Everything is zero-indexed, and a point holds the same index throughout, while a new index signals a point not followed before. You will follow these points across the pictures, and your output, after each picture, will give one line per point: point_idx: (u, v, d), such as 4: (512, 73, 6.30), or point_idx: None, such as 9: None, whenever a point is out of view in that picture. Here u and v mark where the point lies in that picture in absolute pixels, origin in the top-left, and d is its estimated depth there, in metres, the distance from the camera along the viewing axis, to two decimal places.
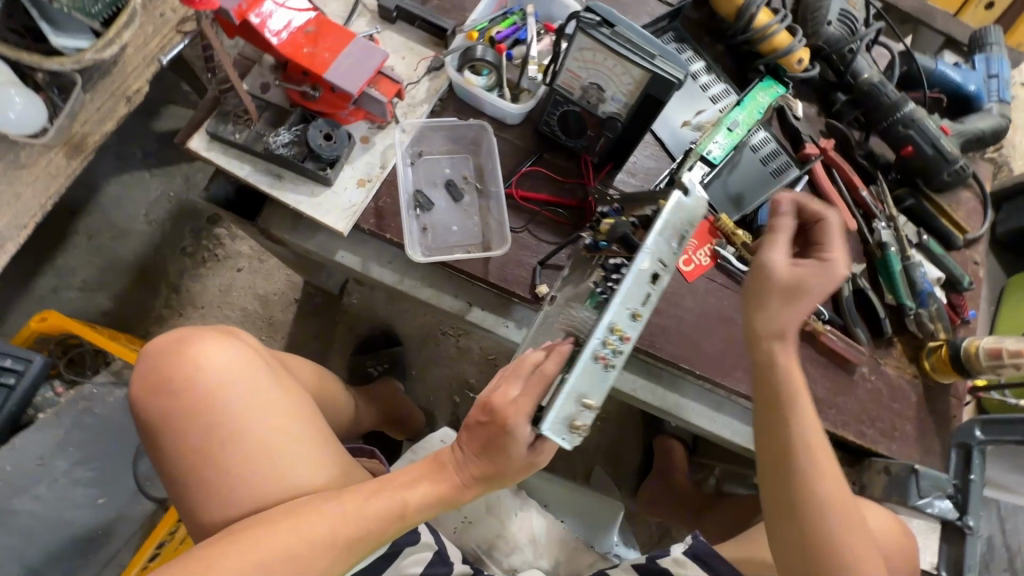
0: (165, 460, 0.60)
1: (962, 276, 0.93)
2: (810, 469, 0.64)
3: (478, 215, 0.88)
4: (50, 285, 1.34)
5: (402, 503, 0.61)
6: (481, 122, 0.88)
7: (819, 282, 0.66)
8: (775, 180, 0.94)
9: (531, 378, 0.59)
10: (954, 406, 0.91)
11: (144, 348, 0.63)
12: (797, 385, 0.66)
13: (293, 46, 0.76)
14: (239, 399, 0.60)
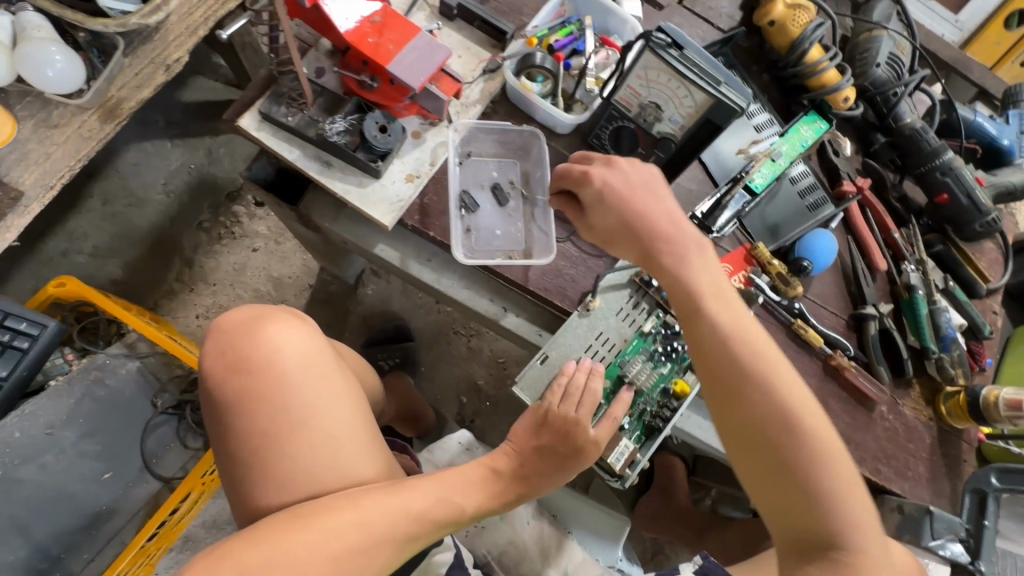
0: (231, 441, 0.62)
1: (983, 324, 0.96)
2: (747, 374, 0.65)
3: (523, 222, 0.88)
4: (60, 248, 1.31)
5: (457, 502, 0.65)
6: (533, 129, 0.88)
7: (630, 201, 0.70)
8: (811, 215, 0.95)
9: (605, 422, 0.74)
10: (965, 450, 0.93)
11: (221, 326, 0.66)
12: (708, 289, 0.69)
13: (358, 35, 0.75)
14: (308, 386, 0.63)
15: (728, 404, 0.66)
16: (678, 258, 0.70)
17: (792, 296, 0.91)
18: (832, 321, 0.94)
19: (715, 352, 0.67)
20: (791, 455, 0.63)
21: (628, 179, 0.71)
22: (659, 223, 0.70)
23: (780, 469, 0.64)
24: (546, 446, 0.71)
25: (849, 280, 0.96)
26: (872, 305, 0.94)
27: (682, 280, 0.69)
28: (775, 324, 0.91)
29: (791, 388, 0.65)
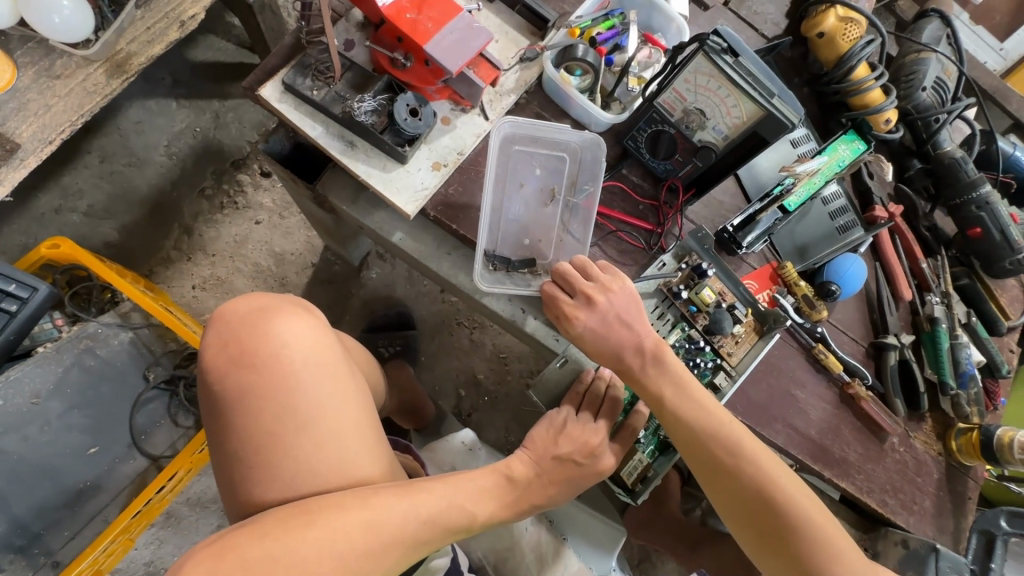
0: (227, 437, 0.54)
1: (1001, 363, 0.95)
2: (720, 451, 0.66)
3: (558, 231, 0.84)
4: (53, 204, 1.25)
5: (470, 509, 0.60)
6: (597, 137, 0.79)
7: (608, 336, 0.70)
8: (840, 237, 0.92)
9: (622, 434, 0.73)
10: (971, 488, 0.92)
11: (222, 308, 0.58)
12: (672, 376, 0.69)
13: (396, 9, 0.70)
14: (319, 382, 0.56)
15: (713, 480, 0.67)
16: (639, 381, 0.70)
17: (816, 319, 0.89)
18: (852, 348, 0.92)
19: (687, 434, 0.68)
20: (778, 522, 0.64)
21: (606, 321, 0.70)
22: (625, 359, 0.71)
23: (773, 539, 0.65)
24: (565, 454, 0.69)
25: (872, 307, 0.95)
26: (893, 335, 0.92)
27: (643, 385, 0.70)
28: (795, 346, 0.89)
29: (761, 459, 0.66)
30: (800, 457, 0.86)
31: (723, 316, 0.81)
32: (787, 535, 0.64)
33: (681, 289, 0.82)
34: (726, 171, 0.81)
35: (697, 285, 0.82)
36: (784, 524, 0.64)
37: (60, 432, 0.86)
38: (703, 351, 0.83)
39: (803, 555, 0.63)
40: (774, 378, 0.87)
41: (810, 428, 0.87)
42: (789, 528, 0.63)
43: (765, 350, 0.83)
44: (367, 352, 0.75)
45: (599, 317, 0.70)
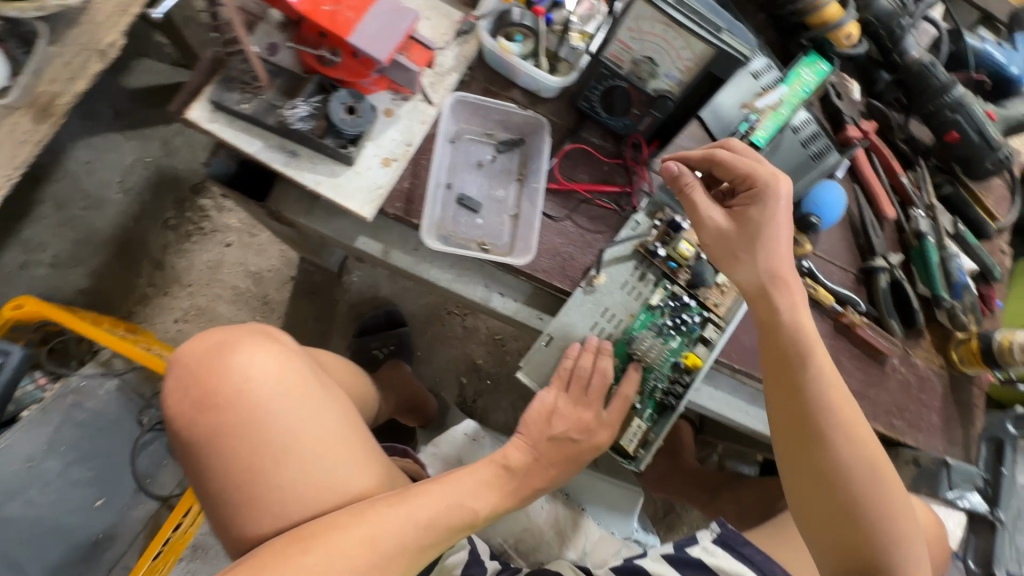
0: (209, 481, 0.53)
1: (994, 267, 0.93)
2: (830, 424, 0.64)
3: (511, 215, 0.81)
4: (17, 260, 1.21)
5: (470, 505, 0.59)
6: (538, 117, 0.81)
7: (774, 224, 0.66)
8: (816, 164, 0.88)
9: (616, 402, 0.72)
10: (977, 396, 0.92)
11: (178, 350, 0.56)
12: (806, 336, 0.66)
13: (312, 3, 0.66)
14: (292, 410, 0.54)
15: (813, 445, 0.64)
16: (793, 312, 0.67)
17: (801, 254, 0.87)
18: (841, 276, 0.91)
19: (796, 402, 0.65)
20: (860, 498, 0.62)
21: (786, 198, 0.67)
22: (783, 268, 0.67)
23: (845, 515, 0.63)
24: (562, 433, 0.69)
25: (857, 232, 0.92)
26: (881, 257, 0.90)
27: (799, 326, 0.66)
28: None
29: (866, 439, 0.64)
30: None
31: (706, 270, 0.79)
32: (861, 512, 0.62)
33: (657, 247, 0.79)
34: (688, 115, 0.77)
35: (673, 240, 0.79)
36: (862, 503, 0.62)
37: (63, 490, 0.85)
38: (689, 307, 0.79)
39: (866, 543, 0.62)
40: None
41: None
42: (866, 509, 0.62)
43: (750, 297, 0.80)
44: (351, 364, 0.76)
45: (785, 188, 0.66)
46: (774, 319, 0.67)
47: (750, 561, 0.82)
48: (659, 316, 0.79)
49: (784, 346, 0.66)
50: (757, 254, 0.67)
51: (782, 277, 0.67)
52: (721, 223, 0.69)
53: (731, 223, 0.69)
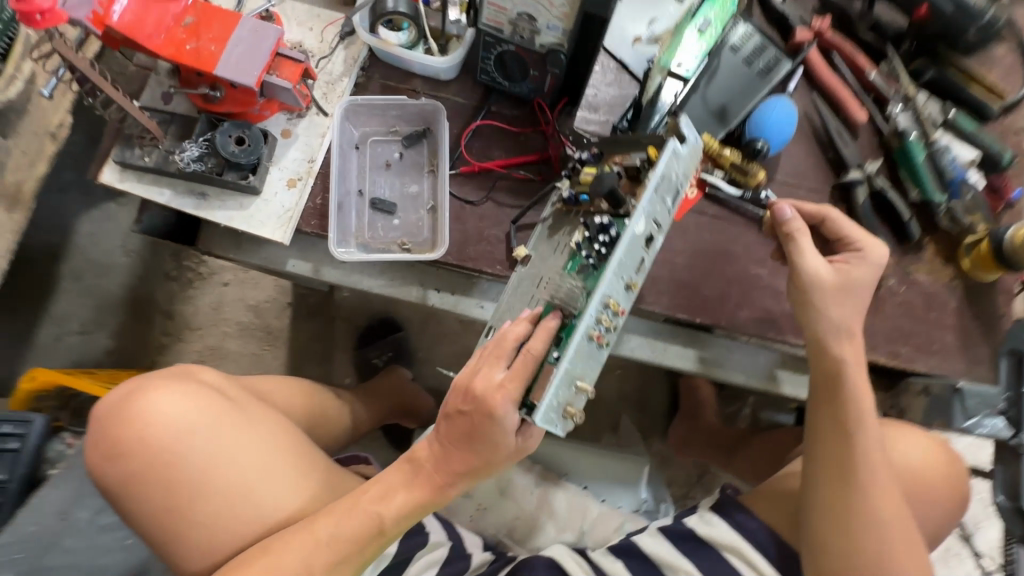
0: (137, 520, 0.59)
1: (1001, 151, 0.79)
2: (865, 476, 0.65)
3: (428, 211, 0.78)
4: (51, 334, 1.34)
5: (375, 511, 0.55)
6: (433, 103, 0.78)
7: (868, 283, 0.69)
8: (764, 81, 0.79)
9: (517, 359, 0.54)
10: (1005, 304, 0.79)
11: (97, 405, 0.62)
12: (863, 395, 0.67)
13: (174, 45, 0.66)
14: (200, 446, 0.59)
15: (848, 491, 0.65)
16: (854, 373, 0.67)
17: (756, 185, 0.78)
18: (812, 200, 0.81)
19: (838, 449, 0.67)
20: (866, 542, 0.64)
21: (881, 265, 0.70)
22: (855, 323, 0.68)
23: (845, 552, 0.65)
24: (450, 406, 0.55)
25: (825, 145, 0.82)
26: (856, 168, 0.79)
27: (859, 389, 0.68)
28: (742, 222, 0.80)
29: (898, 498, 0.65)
30: (782, 337, 0.78)
31: (615, 177, 0.61)
32: (860, 552, 0.64)
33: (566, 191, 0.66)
34: (586, 57, 0.70)
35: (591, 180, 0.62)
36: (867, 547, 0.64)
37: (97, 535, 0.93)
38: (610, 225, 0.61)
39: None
40: (728, 265, 0.79)
41: (784, 303, 0.78)
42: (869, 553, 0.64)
43: (660, 177, 0.58)
44: (299, 384, 0.81)
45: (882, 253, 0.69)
46: (838, 367, 0.68)
47: (742, 528, 0.77)
48: (580, 253, 0.62)
49: (841, 394, 0.67)
50: (825, 306, 0.68)
51: (853, 333, 0.68)
52: (820, 273, 0.68)
53: (832, 275, 0.68)
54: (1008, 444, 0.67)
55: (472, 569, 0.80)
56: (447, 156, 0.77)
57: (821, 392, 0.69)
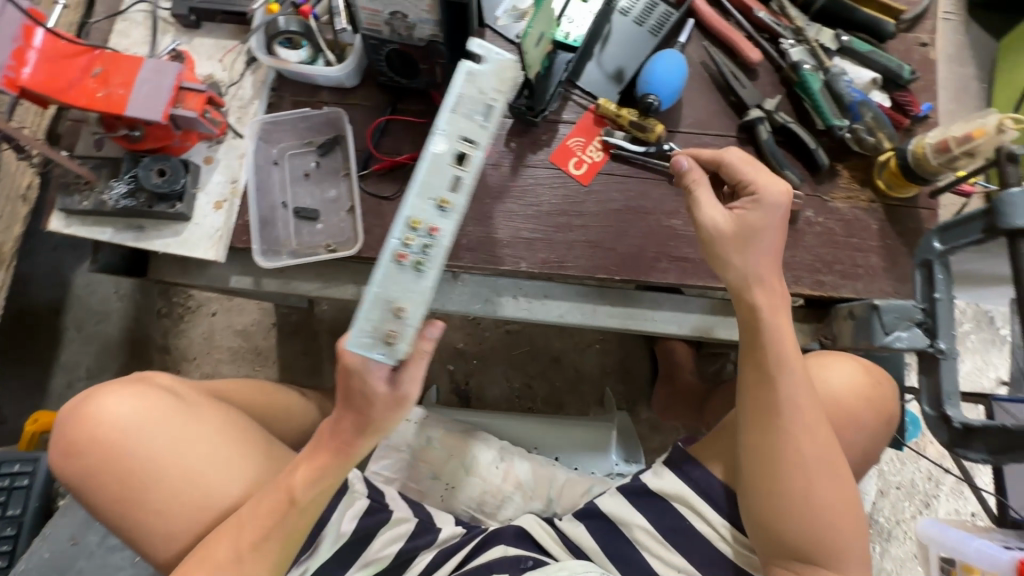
0: (101, 510, 0.66)
1: (900, 66, 0.79)
2: (790, 420, 0.66)
3: (347, 211, 0.83)
4: (62, 382, 1.44)
5: (292, 496, 0.62)
6: (336, 109, 0.82)
7: (774, 229, 0.68)
8: (656, 38, 0.82)
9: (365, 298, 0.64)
10: (927, 218, 0.79)
11: (61, 411, 0.68)
12: (785, 347, 0.68)
13: (87, 94, 0.72)
14: (147, 444, 0.65)
15: (772, 433, 0.67)
16: (773, 327, 0.68)
17: (658, 138, 0.80)
18: (719, 145, 0.82)
19: (765, 394, 0.68)
20: (794, 480, 0.66)
21: (783, 210, 0.68)
22: (766, 272, 0.68)
23: (772, 489, 0.66)
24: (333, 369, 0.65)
25: (725, 90, 0.83)
26: (755, 107, 0.80)
27: (781, 342, 0.68)
28: (651, 177, 0.81)
29: (826, 441, 0.66)
30: (703, 282, 0.79)
31: None
32: (787, 489, 0.66)
33: None
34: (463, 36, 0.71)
35: None
36: (793, 486, 0.66)
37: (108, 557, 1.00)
38: None
39: (787, 519, 0.66)
40: (641, 220, 0.80)
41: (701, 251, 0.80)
42: (797, 490, 0.66)
43: (450, 98, 0.63)
44: (258, 382, 0.86)
45: (781, 197, 0.67)
46: (755, 314, 0.69)
47: (687, 475, 0.77)
48: None
49: (763, 343, 0.68)
50: (734, 257, 0.68)
51: (767, 283, 0.69)
52: (718, 222, 0.68)
53: (729, 225, 0.68)
54: (927, 353, 0.69)
55: (439, 543, 0.83)
56: (354, 155, 0.81)
57: (746, 346, 0.70)
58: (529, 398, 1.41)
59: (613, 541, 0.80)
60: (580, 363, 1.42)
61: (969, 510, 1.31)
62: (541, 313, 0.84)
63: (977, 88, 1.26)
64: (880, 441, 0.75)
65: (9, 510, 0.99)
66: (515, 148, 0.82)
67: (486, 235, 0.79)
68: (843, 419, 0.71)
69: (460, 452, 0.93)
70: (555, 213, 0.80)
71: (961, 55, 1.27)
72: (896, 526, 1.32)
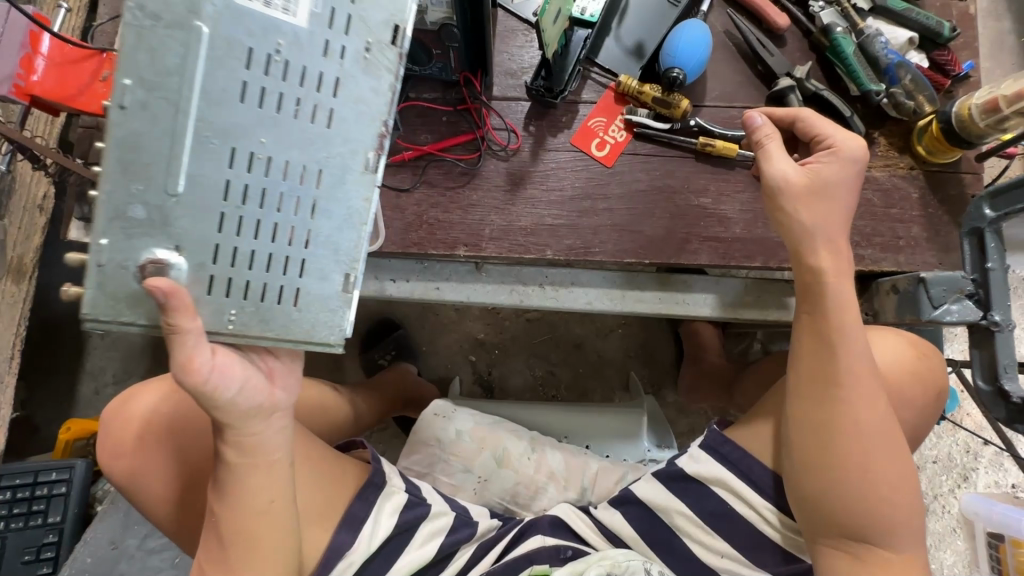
0: (143, 505, 0.68)
1: (940, 24, 0.74)
2: (848, 393, 0.64)
3: None
4: (90, 389, 1.45)
5: (252, 503, 0.58)
6: None
7: (843, 189, 0.66)
8: (676, 8, 0.79)
9: None
10: (971, 184, 0.75)
11: (106, 409, 0.71)
12: (846, 318, 0.65)
13: (97, 98, 0.70)
14: (184, 442, 0.67)
15: (827, 405, 0.64)
16: (837, 296, 0.65)
17: (683, 114, 0.77)
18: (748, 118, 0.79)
19: (822, 365, 0.65)
20: (848, 455, 0.63)
21: (862, 165, 0.66)
22: (831, 236, 0.65)
23: (826, 465, 0.64)
24: None
25: (751, 59, 0.79)
26: (785, 76, 0.76)
27: (840, 315, 0.65)
28: (677, 155, 0.78)
29: (883, 417, 0.64)
30: (736, 262, 0.77)
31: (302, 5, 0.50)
32: (839, 465, 0.63)
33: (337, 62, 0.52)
34: (478, 21, 0.67)
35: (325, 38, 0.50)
36: (847, 461, 0.63)
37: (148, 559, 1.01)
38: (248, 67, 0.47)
39: (836, 496, 0.64)
40: (668, 201, 0.78)
41: (732, 229, 0.77)
42: (851, 465, 0.63)
43: None
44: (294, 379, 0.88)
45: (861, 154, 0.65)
46: (818, 276, 0.65)
47: (730, 461, 0.74)
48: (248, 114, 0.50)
49: (829, 304, 0.65)
50: (801, 209, 0.65)
51: (833, 244, 0.66)
52: (790, 176, 0.65)
53: (806, 179, 0.65)
54: (979, 326, 0.66)
55: (478, 537, 0.81)
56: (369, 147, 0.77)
57: (807, 316, 0.67)
58: (553, 386, 1.39)
59: (652, 529, 0.78)
60: (604, 349, 1.40)
61: (1009, 482, 1.28)
62: (568, 302, 0.82)
63: (1014, 42, 1.20)
64: (930, 419, 0.73)
65: (48, 518, 1.00)
66: (534, 132, 0.79)
67: (508, 224, 0.77)
68: (901, 390, 0.68)
69: (490, 445, 0.92)
70: (578, 197, 0.78)
71: (995, 9, 1.21)
72: (935, 500, 1.29)
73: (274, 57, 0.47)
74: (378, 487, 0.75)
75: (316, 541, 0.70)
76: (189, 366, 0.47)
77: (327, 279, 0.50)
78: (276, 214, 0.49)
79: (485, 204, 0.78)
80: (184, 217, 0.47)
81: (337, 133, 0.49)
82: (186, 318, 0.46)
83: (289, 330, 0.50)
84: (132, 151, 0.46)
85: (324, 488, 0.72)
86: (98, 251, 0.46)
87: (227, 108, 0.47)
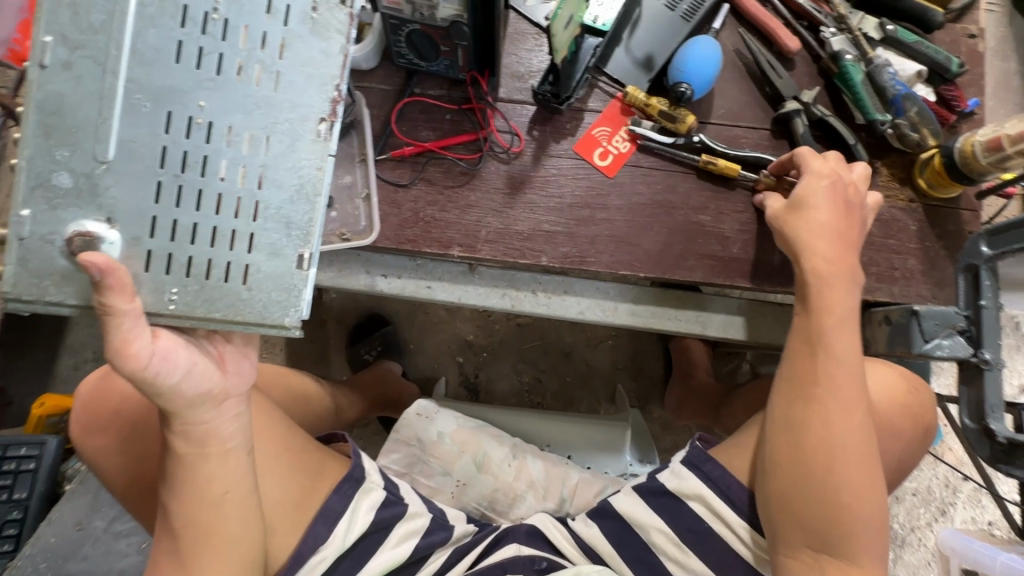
0: (110, 482, 0.68)
1: (949, 59, 0.75)
2: (829, 399, 0.63)
3: (365, 206, 0.77)
4: (70, 364, 1.41)
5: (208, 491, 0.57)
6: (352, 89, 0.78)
7: (842, 216, 0.67)
8: (688, 23, 0.78)
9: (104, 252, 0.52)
10: (969, 220, 0.75)
11: (83, 382, 0.70)
12: (836, 330, 0.65)
13: None
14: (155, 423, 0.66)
15: (807, 408, 0.64)
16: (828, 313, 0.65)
17: (688, 130, 0.76)
18: (752, 138, 0.78)
19: (807, 369, 0.65)
20: (822, 461, 0.62)
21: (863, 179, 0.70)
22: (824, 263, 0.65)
23: (797, 466, 0.63)
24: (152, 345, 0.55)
25: (759, 79, 0.79)
26: (791, 99, 0.76)
27: (829, 330, 0.65)
28: (679, 170, 0.78)
29: (863, 430, 0.63)
30: (730, 282, 0.76)
31: None
32: (811, 468, 0.62)
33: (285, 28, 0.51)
34: (488, 21, 0.67)
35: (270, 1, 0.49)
36: (819, 465, 0.62)
37: None
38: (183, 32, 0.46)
39: (801, 498, 0.63)
40: (667, 216, 0.77)
41: (729, 248, 0.76)
42: (823, 469, 0.62)
43: None
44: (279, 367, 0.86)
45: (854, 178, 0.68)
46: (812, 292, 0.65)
47: (714, 479, 0.73)
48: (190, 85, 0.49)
49: (818, 313, 0.66)
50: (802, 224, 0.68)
51: (829, 269, 0.65)
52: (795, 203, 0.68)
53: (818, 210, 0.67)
54: (969, 362, 0.66)
55: (452, 541, 0.80)
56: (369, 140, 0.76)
57: (800, 325, 0.67)
58: (539, 393, 1.38)
59: (629, 544, 0.77)
60: (592, 358, 1.39)
61: (986, 518, 1.28)
62: (560, 310, 0.81)
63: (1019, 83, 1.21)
64: (914, 454, 0.72)
65: (15, 494, 0.98)
66: (537, 137, 0.79)
67: (505, 227, 0.76)
68: (890, 423, 0.68)
69: (470, 448, 0.91)
70: (577, 205, 0.77)
71: (1003, 49, 1.22)
72: (911, 533, 1.29)
73: (213, 16, 0.46)
74: (355, 482, 0.74)
75: (283, 535, 0.68)
76: (125, 351, 0.45)
77: (276, 253, 0.48)
78: (220, 184, 0.47)
79: (483, 206, 0.77)
80: (115, 185, 0.45)
81: (281, 98, 0.48)
82: (116, 296, 0.43)
83: (237, 311, 0.48)
84: (55, 116, 0.44)
85: (299, 481, 0.70)
86: (19, 224, 0.44)
87: (159, 68, 0.46)
